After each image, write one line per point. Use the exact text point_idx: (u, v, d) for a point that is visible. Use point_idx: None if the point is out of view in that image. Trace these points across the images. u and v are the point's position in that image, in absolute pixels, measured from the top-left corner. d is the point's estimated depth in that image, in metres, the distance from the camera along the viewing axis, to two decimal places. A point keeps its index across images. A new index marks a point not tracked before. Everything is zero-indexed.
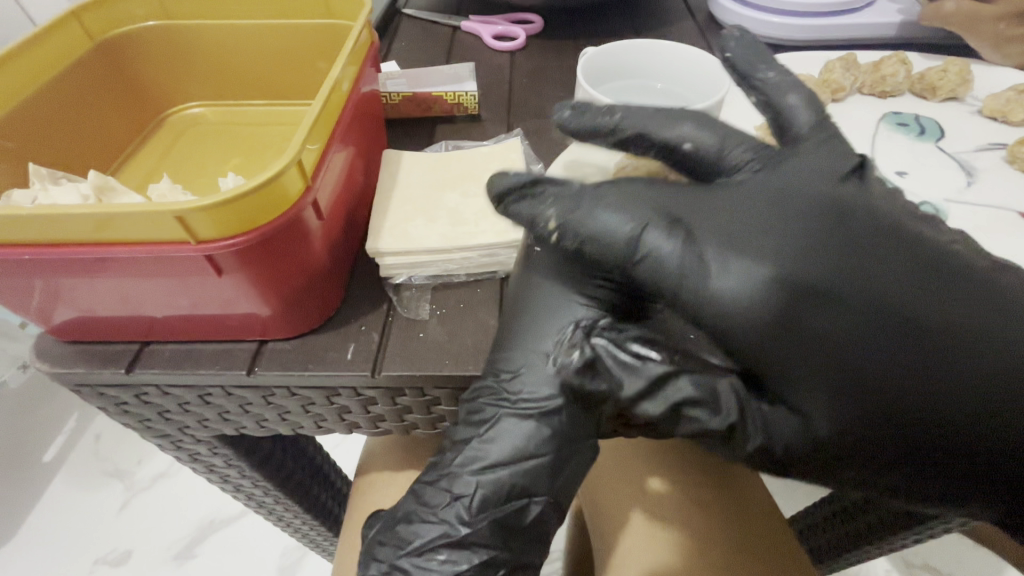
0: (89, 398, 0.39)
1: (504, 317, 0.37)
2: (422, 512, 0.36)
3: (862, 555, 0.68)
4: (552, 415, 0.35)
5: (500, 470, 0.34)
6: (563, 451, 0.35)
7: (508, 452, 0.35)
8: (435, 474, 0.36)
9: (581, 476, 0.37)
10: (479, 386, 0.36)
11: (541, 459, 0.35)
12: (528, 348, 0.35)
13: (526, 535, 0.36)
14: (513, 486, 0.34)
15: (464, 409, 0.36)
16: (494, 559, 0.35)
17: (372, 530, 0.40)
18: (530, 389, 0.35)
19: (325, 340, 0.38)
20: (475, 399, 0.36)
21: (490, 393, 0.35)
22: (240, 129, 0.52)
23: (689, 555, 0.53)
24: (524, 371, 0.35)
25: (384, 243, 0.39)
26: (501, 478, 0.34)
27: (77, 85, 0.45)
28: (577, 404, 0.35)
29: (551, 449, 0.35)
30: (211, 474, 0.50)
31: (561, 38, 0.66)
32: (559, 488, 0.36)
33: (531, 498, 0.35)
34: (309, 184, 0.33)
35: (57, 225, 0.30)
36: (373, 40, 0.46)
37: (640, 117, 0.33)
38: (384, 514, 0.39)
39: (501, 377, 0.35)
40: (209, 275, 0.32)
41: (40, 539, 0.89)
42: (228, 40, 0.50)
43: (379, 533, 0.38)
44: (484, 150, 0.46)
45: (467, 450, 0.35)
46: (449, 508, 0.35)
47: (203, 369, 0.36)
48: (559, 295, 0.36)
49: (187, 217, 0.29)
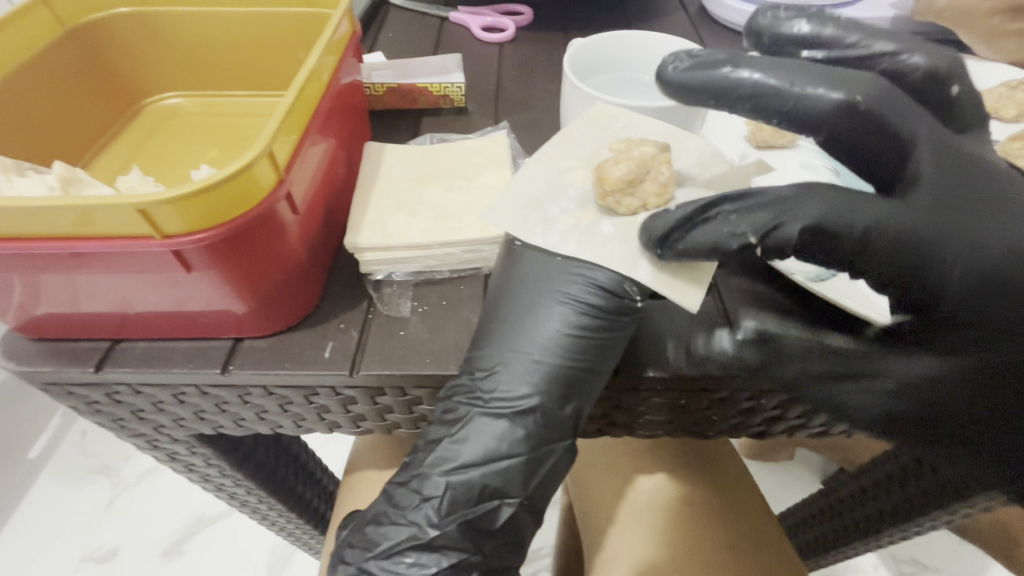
0: (59, 397, 0.37)
1: (483, 314, 0.36)
2: (392, 513, 0.35)
3: (849, 552, 0.67)
4: (528, 408, 0.34)
5: (470, 470, 0.34)
6: (540, 452, 0.34)
7: (481, 453, 0.34)
8: (407, 474, 0.36)
9: (561, 477, 0.36)
10: (456, 383, 0.35)
11: (514, 459, 0.34)
12: (504, 345, 0.34)
13: (500, 538, 0.35)
14: (485, 487, 0.34)
15: (441, 407, 0.36)
16: (469, 562, 0.34)
17: (345, 532, 0.39)
18: (504, 385, 0.34)
19: (301, 338, 0.36)
20: (450, 397, 0.35)
21: (464, 392, 0.34)
22: (218, 121, 0.51)
23: (674, 554, 0.52)
24: (499, 366, 0.34)
25: (364, 240, 0.38)
26: (471, 478, 0.34)
27: (48, 74, 0.43)
28: (553, 404, 0.34)
29: (525, 449, 0.34)
30: (190, 474, 0.49)
31: (550, 30, 0.65)
32: (537, 489, 0.35)
33: (503, 499, 0.34)
34: (283, 177, 0.32)
35: (18, 219, 0.28)
36: (354, 29, 0.45)
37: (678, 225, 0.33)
38: (356, 519, 0.38)
39: (478, 375, 0.34)
40: (178, 270, 0.31)
41: (22, 538, 0.87)
42: (203, 29, 0.48)
43: (350, 535, 0.37)
44: (469, 143, 0.45)
45: (439, 450, 0.35)
46: (418, 509, 0.34)
47: (176, 368, 0.35)
48: (536, 292, 0.35)
49: (152, 210, 0.28)
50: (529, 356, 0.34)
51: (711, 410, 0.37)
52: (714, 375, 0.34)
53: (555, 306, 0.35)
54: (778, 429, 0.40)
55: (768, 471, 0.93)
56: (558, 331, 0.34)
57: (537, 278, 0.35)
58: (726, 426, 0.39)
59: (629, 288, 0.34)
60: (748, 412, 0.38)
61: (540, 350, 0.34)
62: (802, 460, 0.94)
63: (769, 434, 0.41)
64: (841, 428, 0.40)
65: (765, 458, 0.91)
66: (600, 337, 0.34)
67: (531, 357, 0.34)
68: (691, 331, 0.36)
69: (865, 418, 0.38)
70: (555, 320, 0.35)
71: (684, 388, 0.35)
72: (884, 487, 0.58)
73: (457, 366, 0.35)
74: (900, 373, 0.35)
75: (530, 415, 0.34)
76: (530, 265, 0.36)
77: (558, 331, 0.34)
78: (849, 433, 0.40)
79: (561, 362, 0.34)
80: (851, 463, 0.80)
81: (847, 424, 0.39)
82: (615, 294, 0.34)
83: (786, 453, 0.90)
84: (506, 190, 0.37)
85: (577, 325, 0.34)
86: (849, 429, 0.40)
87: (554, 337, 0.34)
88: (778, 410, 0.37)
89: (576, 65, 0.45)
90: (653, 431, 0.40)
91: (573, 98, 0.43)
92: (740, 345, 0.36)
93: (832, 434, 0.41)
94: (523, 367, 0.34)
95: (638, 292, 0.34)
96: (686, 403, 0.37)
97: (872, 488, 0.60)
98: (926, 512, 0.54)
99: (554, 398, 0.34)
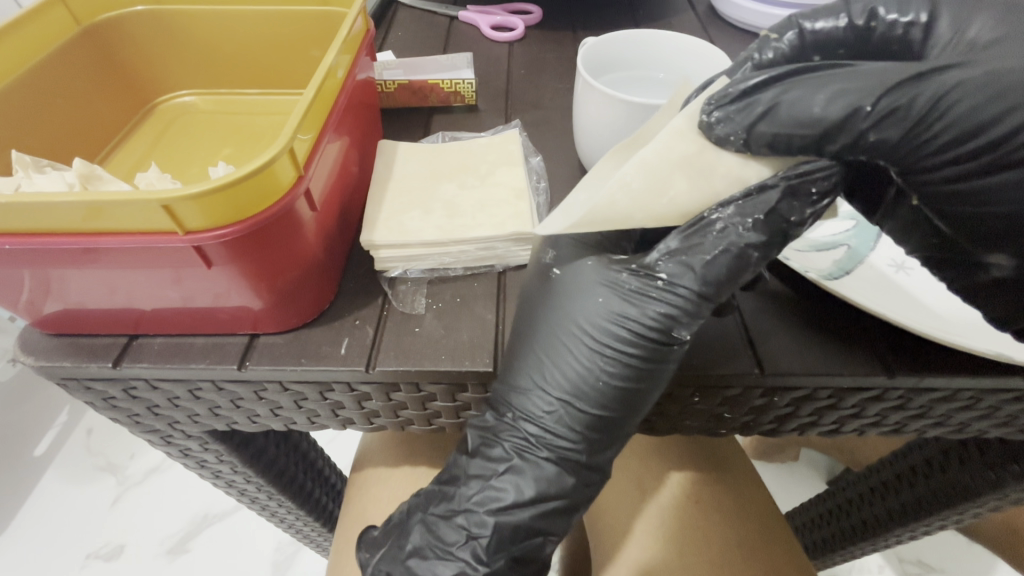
0: (76, 391, 0.38)
1: (507, 332, 0.36)
2: (438, 548, 0.36)
3: (857, 551, 0.67)
4: (573, 445, 0.35)
5: (517, 511, 0.35)
6: (565, 455, 0.35)
7: (528, 492, 0.35)
8: (449, 509, 0.36)
9: (590, 492, 0.37)
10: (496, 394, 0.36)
11: (560, 501, 0.35)
12: (541, 393, 0.34)
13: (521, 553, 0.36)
14: (530, 527, 0.35)
15: (476, 436, 0.37)
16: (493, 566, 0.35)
17: (375, 553, 0.39)
18: (550, 418, 0.35)
19: (318, 334, 0.37)
20: (490, 431, 0.36)
21: (505, 428, 0.35)
22: (231, 118, 0.51)
23: (685, 554, 0.53)
24: (538, 399, 0.34)
25: (380, 236, 0.38)
26: (519, 518, 0.35)
27: (64, 70, 0.44)
28: (598, 444, 0.35)
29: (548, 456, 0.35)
30: (203, 470, 0.49)
31: (559, 28, 0.65)
32: (568, 498, 0.36)
33: (547, 537, 0.36)
34: (300, 174, 0.32)
35: (41, 214, 0.29)
36: (368, 27, 0.45)
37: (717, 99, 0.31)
38: (392, 537, 0.39)
39: (529, 412, 0.35)
40: (198, 266, 0.31)
41: (27, 535, 0.87)
42: (216, 26, 0.49)
43: (385, 563, 0.37)
44: (483, 141, 0.46)
45: (485, 489, 0.35)
46: (465, 546, 0.35)
47: (194, 363, 0.35)
48: (572, 336, 0.34)
49: (175, 206, 0.28)
50: (568, 402, 0.34)
51: (724, 408, 0.37)
52: (729, 370, 0.34)
53: (589, 352, 0.34)
54: (790, 427, 0.40)
55: (773, 471, 0.93)
56: (593, 378, 0.34)
57: (569, 322, 0.34)
58: (739, 423, 0.39)
59: (668, 334, 0.32)
60: (761, 410, 0.38)
61: (576, 389, 0.34)
62: (808, 460, 0.94)
63: (782, 432, 0.41)
64: (853, 426, 0.40)
65: (769, 457, 0.91)
66: (636, 372, 0.33)
67: (570, 403, 0.34)
68: (706, 327, 0.36)
69: (878, 416, 0.38)
70: (590, 367, 0.34)
71: (697, 384, 0.35)
72: (892, 487, 0.58)
73: (472, 362, 0.35)
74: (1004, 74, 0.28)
75: (575, 448, 0.35)
76: (563, 308, 0.35)
77: (594, 378, 0.34)
78: (861, 430, 0.40)
79: (601, 406, 0.34)
80: (857, 463, 0.81)
81: (859, 421, 0.39)
82: (653, 341, 0.32)
83: (790, 454, 0.90)
84: (558, 213, 0.35)
85: (611, 371, 0.33)
86: (861, 427, 0.40)
87: (590, 384, 0.34)
88: (791, 407, 0.37)
89: (589, 62, 0.45)
90: (668, 430, 0.40)
91: (587, 96, 0.42)
92: (754, 343, 0.36)
93: (844, 432, 0.41)
94: (564, 414, 0.34)
95: (680, 336, 0.32)
96: (699, 400, 0.37)
97: (880, 488, 0.60)
98: (936, 511, 0.54)
99: (601, 437, 0.35)
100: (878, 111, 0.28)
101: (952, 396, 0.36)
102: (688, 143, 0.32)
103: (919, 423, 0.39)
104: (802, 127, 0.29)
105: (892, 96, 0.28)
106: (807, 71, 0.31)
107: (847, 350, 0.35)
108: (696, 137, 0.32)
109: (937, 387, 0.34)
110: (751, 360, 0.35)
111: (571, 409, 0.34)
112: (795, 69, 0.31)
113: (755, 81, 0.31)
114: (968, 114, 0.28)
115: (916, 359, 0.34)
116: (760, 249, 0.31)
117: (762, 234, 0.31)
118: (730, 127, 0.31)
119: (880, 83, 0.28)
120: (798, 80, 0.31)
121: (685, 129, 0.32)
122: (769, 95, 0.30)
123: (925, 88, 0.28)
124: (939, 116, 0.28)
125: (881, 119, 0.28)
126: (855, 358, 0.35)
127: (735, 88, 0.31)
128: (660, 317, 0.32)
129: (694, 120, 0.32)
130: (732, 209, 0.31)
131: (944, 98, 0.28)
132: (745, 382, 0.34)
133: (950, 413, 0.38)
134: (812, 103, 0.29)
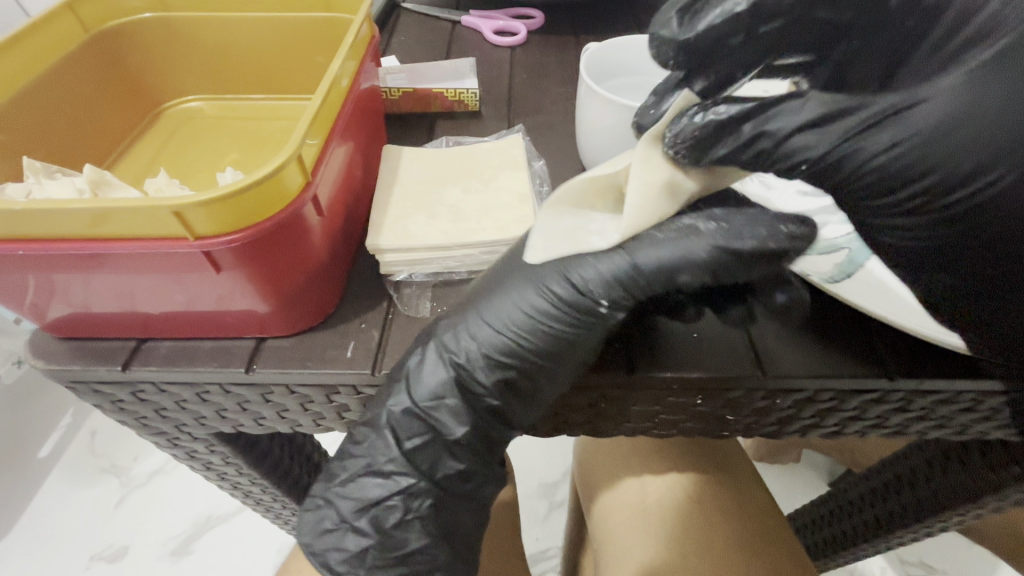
0: (85, 395, 0.38)
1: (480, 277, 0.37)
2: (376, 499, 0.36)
3: (858, 553, 0.67)
4: (467, 370, 0.34)
5: None
6: (460, 380, 0.35)
7: None
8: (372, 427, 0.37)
9: None
10: (432, 326, 0.36)
11: None
12: (470, 314, 0.35)
13: None
14: None
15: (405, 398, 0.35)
16: (414, 487, 0.36)
17: None
18: (470, 367, 0.34)
19: (325, 337, 0.37)
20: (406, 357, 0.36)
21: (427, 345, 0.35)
22: (236, 123, 0.52)
23: (688, 555, 0.53)
24: (467, 341, 0.34)
25: (385, 240, 0.38)
26: None
27: (73, 77, 0.44)
28: (485, 373, 0.34)
29: (470, 420, 0.35)
30: (208, 472, 0.50)
31: (559, 32, 0.66)
32: None
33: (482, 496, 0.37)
34: (308, 180, 0.33)
35: (53, 221, 0.29)
36: (373, 33, 0.45)
37: (688, 130, 0.28)
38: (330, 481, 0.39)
39: (455, 359, 0.34)
40: (207, 271, 0.31)
41: (28, 536, 0.87)
42: (223, 34, 0.49)
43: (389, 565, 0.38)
44: (485, 146, 0.46)
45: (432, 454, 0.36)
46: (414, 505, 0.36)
47: (201, 366, 0.35)
48: (518, 271, 0.35)
49: (185, 212, 0.28)
50: (486, 325, 0.34)
51: (727, 410, 0.38)
52: (731, 374, 0.34)
53: (525, 284, 0.34)
54: (793, 429, 0.40)
55: (774, 472, 0.93)
56: (516, 307, 0.34)
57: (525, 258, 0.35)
58: (742, 425, 0.40)
59: (594, 292, 0.32)
60: (764, 413, 0.38)
61: (497, 314, 0.34)
62: (809, 463, 0.94)
63: (784, 434, 0.41)
64: (855, 428, 0.40)
65: (771, 459, 0.92)
66: (557, 332, 0.33)
67: (488, 326, 0.34)
68: (709, 332, 0.36)
69: (879, 418, 0.39)
70: (520, 297, 0.34)
71: (698, 387, 0.35)
72: (893, 488, 0.59)
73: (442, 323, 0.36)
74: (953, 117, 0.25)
75: (466, 372, 0.34)
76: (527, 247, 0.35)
77: (517, 307, 0.34)
78: (863, 433, 0.41)
79: (510, 337, 0.34)
80: (857, 463, 0.81)
81: (861, 424, 0.39)
82: (581, 290, 0.32)
83: (793, 455, 0.90)
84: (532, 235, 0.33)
85: (535, 305, 0.33)
86: (863, 429, 0.40)
87: (511, 311, 0.34)
88: (794, 409, 0.38)
89: (592, 67, 0.46)
90: (669, 430, 0.40)
91: (590, 101, 0.42)
92: (756, 347, 0.36)
93: (846, 434, 0.41)
94: (478, 335, 0.34)
95: (601, 298, 0.32)
96: (702, 403, 0.37)
97: (882, 489, 0.60)
98: (937, 512, 0.54)
99: (492, 368, 0.34)
100: (834, 159, 0.27)
101: (952, 398, 0.36)
102: (659, 169, 0.30)
103: (919, 424, 0.39)
104: (767, 167, 0.28)
105: (831, 153, 0.27)
106: (764, 107, 0.27)
107: (850, 355, 0.35)
108: (663, 164, 0.30)
109: (938, 390, 0.35)
110: (752, 361, 0.35)
111: (491, 357, 0.34)
112: (758, 105, 0.27)
113: (717, 121, 0.27)
114: (902, 171, 0.26)
115: (911, 363, 0.35)
116: (714, 258, 0.29)
117: (719, 247, 0.29)
118: (696, 161, 0.29)
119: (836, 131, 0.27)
120: (754, 125, 0.27)
121: (650, 155, 0.30)
122: (737, 135, 0.28)
123: (885, 132, 0.26)
124: (880, 167, 0.27)
125: (834, 166, 0.27)
126: (854, 361, 0.35)
127: (696, 133, 0.28)
128: (598, 288, 0.32)
129: (659, 145, 0.30)
130: (709, 222, 0.30)
131: (886, 159, 0.26)
132: (746, 385, 0.35)
133: (950, 415, 0.38)
134: (770, 146, 0.27)
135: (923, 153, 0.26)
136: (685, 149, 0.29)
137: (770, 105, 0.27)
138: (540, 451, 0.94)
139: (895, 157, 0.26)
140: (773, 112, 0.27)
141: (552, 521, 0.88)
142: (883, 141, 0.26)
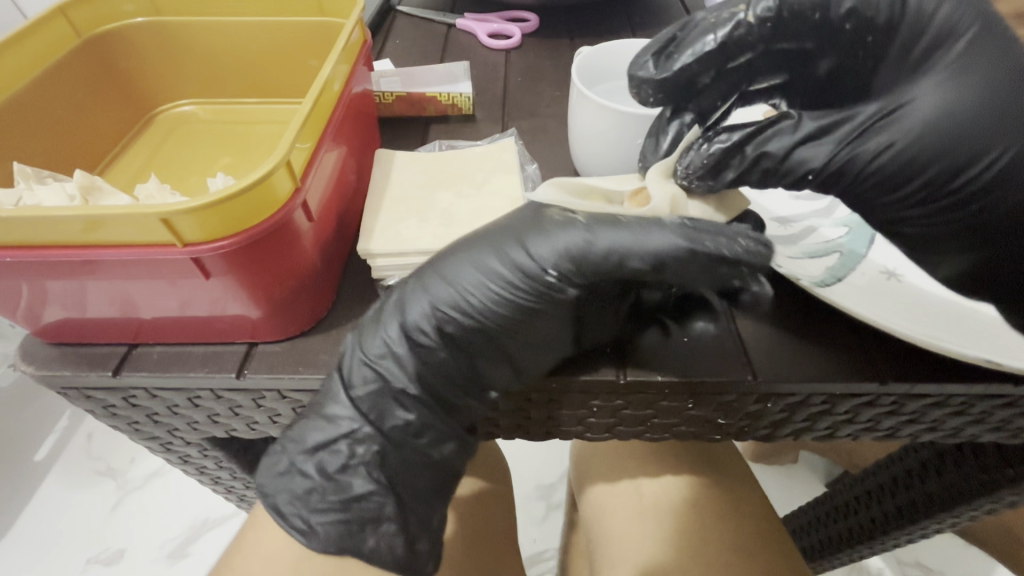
0: (76, 400, 0.38)
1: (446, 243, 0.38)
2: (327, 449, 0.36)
3: (853, 555, 0.67)
4: (415, 329, 0.35)
5: None
6: (411, 344, 0.35)
7: None
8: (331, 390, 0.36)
9: None
10: (399, 290, 0.36)
11: None
12: (429, 274, 0.35)
13: None
14: None
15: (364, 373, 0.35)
16: (358, 433, 0.36)
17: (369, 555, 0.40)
18: (419, 322, 0.35)
19: (316, 342, 0.37)
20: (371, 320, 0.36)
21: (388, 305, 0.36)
22: (229, 127, 0.52)
23: (682, 558, 0.53)
24: (421, 299, 0.35)
25: (377, 245, 0.38)
26: None
27: (67, 82, 0.44)
28: (432, 334, 0.35)
29: (418, 381, 0.36)
30: (202, 477, 0.50)
31: (554, 35, 0.66)
32: None
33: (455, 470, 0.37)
34: (298, 185, 0.33)
35: (42, 227, 0.29)
36: (365, 38, 0.45)
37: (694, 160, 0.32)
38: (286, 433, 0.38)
39: (405, 317, 0.35)
40: (196, 277, 0.31)
41: (25, 539, 0.88)
42: (215, 39, 0.49)
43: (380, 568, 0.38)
44: (477, 150, 0.46)
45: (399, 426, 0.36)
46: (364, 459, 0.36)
47: (193, 371, 0.35)
48: (486, 238, 0.35)
49: (173, 219, 0.29)
50: (443, 286, 0.35)
51: (720, 414, 0.38)
52: (721, 379, 0.34)
53: (488, 251, 0.34)
54: (785, 433, 0.40)
55: (771, 473, 0.93)
56: (473, 269, 0.34)
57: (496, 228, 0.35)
58: (734, 428, 0.40)
59: (550, 263, 0.33)
60: (757, 417, 0.38)
61: (455, 275, 0.35)
62: (806, 464, 0.94)
63: (777, 437, 0.41)
64: (846, 432, 0.40)
65: (768, 460, 0.91)
66: (509, 301, 0.34)
67: (444, 287, 0.35)
68: (700, 336, 0.36)
69: (871, 422, 0.39)
70: (480, 261, 0.34)
71: (688, 391, 0.35)
72: (889, 490, 0.59)
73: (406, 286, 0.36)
74: (944, 110, 0.29)
75: (416, 331, 0.35)
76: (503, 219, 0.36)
77: (474, 270, 0.34)
78: (856, 437, 0.41)
79: (462, 299, 0.34)
80: (854, 464, 0.81)
81: (853, 428, 0.39)
82: (538, 259, 0.33)
83: (789, 456, 0.90)
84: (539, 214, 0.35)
85: (492, 269, 0.34)
86: (855, 433, 0.40)
87: (467, 272, 0.34)
88: (786, 413, 0.38)
89: (583, 73, 0.46)
90: (662, 434, 0.40)
91: (581, 106, 0.42)
92: (748, 352, 0.36)
93: (838, 438, 0.41)
94: (434, 295, 0.35)
95: (556, 270, 0.32)
96: (694, 407, 0.37)
97: (878, 492, 0.60)
98: (932, 514, 0.54)
99: (440, 329, 0.35)
100: (836, 167, 0.30)
101: (943, 401, 0.36)
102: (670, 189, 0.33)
103: (911, 427, 0.39)
104: (776, 182, 0.31)
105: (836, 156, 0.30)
106: (763, 129, 0.31)
107: (841, 360, 0.35)
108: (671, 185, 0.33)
109: (930, 393, 0.35)
110: (744, 365, 0.35)
111: (439, 313, 0.34)
112: (756, 129, 0.31)
113: (722, 146, 0.31)
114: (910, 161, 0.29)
115: (906, 365, 0.35)
116: (673, 250, 0.31)
117: (677, 242, 0.30)
118: (709, 188, 0.32)
119: (831, 144, 0.30)
120: (756, 142, 0.31)
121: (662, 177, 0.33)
122: (741, 158, 0.31)
123: (879, 138, 0.29)
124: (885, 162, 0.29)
125: (838, 173, 0.30)
126: (845, 366, 0.35)
127: (706, 158, 0.31)
128: (554, 258, 0.32)
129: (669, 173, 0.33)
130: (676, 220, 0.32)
131: (891, 157, 0.29)
132: (737, 389, 0.35)
133: (942, 418, 0.38)
134: (774, 164, 0.31)
135: (924, 144, 0.29)
136: (698, 174, 0.32)
137: (763, 129, 0.31)
138: (536, 453, 0.94)
139: (897, 154, 0.29)
140: (774, 129, 0.31)
141: (549, 523, 0.88)
142: (882, 142, 0.29)
